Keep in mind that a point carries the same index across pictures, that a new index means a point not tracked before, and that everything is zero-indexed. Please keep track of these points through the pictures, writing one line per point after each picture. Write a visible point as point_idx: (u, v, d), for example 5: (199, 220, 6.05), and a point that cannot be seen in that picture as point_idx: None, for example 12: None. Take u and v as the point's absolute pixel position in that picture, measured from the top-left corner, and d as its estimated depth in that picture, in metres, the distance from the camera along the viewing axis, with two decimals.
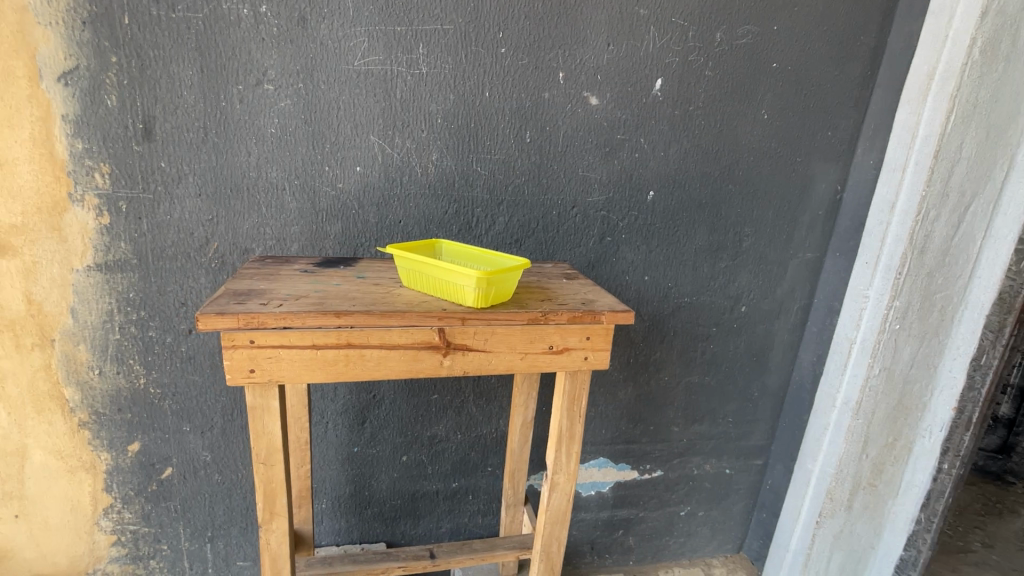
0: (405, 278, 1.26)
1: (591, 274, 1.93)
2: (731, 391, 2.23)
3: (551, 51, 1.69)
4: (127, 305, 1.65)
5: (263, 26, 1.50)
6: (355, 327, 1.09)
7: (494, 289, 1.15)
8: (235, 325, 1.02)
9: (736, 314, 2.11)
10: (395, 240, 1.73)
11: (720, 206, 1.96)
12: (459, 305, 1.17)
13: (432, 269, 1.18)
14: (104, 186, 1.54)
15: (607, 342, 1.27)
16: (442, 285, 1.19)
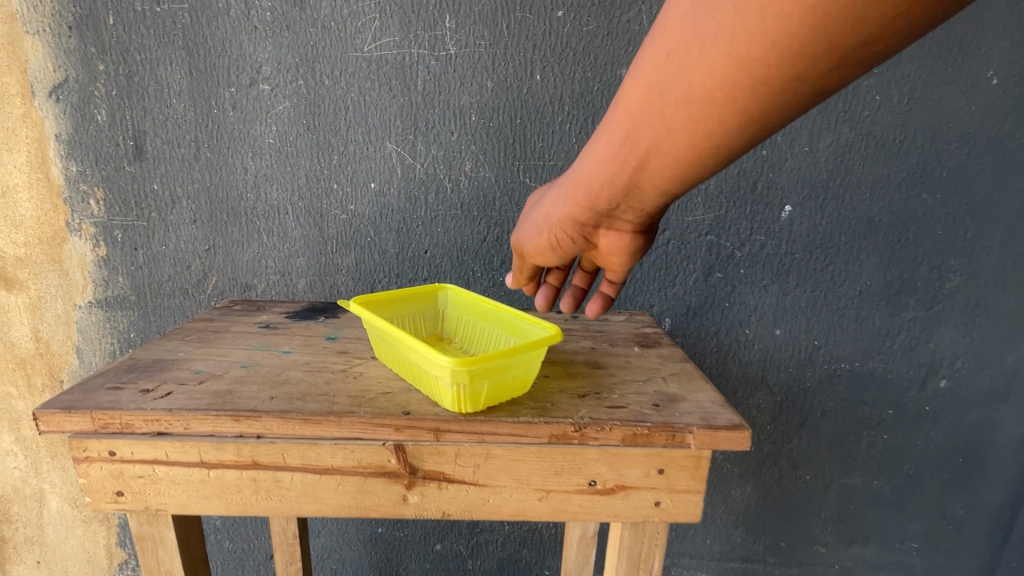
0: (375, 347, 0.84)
1: (691, 325, 1.35)
2: (916, 504, 1.47)
3: (630, 7, 1.17)
4: (129, 346, 1.45)
5: (255, 12, 1.21)
6: (265, 438, 0.68)
7: (489, 382, 0.68)
8: (88, 428, 0.67)
9: (929, 391, 1.37)
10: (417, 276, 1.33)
11: (905, 226, 1.26)
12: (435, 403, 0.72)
13: (397, 339, 0.74)
14: (99, 214, 1.34)
15: (698, 479, 0.71)
16: (411, 367, 0.74)
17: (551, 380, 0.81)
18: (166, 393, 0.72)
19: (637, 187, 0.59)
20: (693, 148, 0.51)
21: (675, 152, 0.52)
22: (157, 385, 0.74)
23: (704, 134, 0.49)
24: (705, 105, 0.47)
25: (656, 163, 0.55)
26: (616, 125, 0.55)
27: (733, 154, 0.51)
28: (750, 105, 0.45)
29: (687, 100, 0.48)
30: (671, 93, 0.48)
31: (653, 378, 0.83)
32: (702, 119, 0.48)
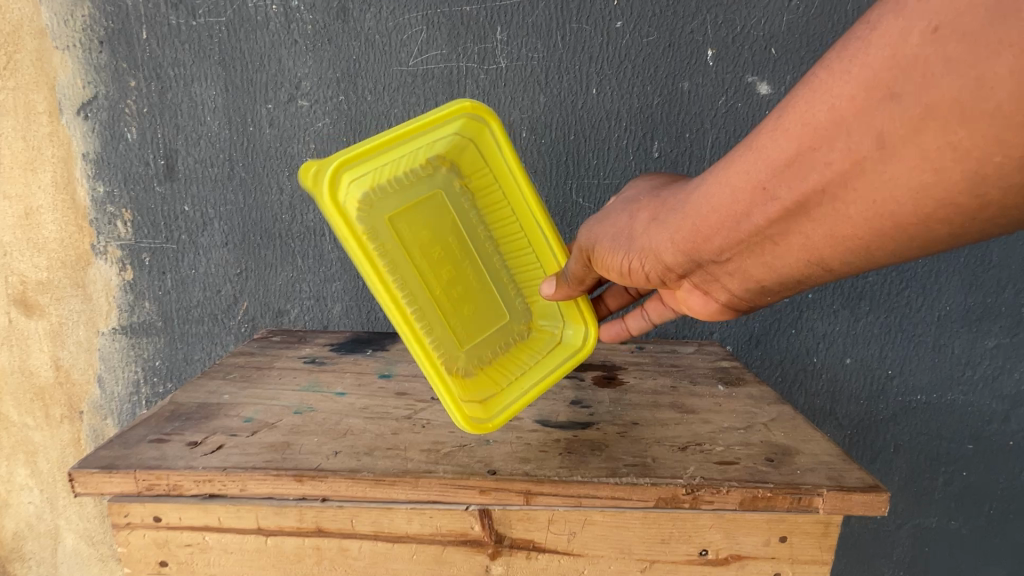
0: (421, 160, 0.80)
1: (754, 353, 1.25)
2: (995, 545, 1.36)
3: (694, 17, 1.10)
4: (154, 375, 1.36)
5: (295, 24, 1.14)
6: (331, 501, 0.61)
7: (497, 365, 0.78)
8: (131, 490, 0.61)
9: (1012, 425, 1.27)
10: None
11: (989, 248, 1.17)
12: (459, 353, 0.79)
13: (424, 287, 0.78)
14: (126, 236, 1.27)
15: (824, 545, 0.65)
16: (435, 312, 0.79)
17: (640, 428, 0.72)
18: (216, 447, 0.65)
19: (758, 244, 0.57)
20: (843, 233, 0.51)
21: (826, 223, 0.51)
22: (205, 437, 0.67)
23: (862, 217, 0.49)
24: (885, 194, 0.46)
25: (799, 225, 0.53)
26: (778, 151, 0.51)
27: (879, 229, 0.49)
28: (917, 213, 0.46)
29: (875, 186, 0.46)
30: (862, 158, 0.46)
31: (753, 425, 0.74)
32: (870, 207, 0.48)
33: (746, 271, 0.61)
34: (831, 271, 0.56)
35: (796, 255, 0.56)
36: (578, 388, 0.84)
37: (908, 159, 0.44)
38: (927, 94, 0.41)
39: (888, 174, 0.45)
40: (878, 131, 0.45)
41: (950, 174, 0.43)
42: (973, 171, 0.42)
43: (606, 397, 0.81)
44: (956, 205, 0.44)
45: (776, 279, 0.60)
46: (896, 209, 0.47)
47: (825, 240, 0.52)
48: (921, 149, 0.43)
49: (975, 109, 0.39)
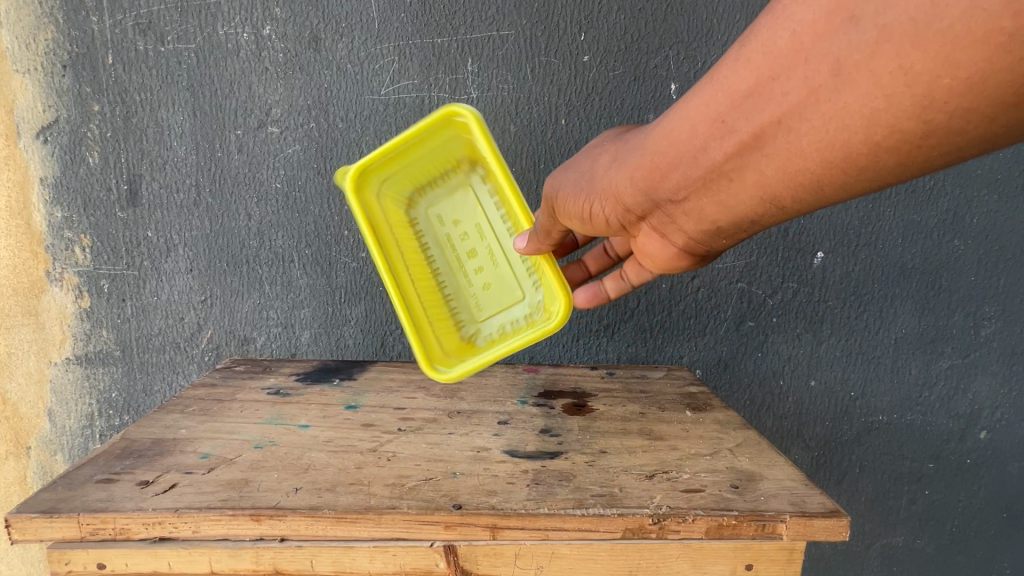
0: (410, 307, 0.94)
1: (723, 377, 1.27)
2: (960, 563, 1.39)
3: (658, 53, 1.15)
4: (109, 407, 1.30)
5: (266, 53, 1.15)
6: (289, 541, 0.60)
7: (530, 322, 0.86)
8: (75, 536, 0.59)
9: (969, 444, 1.31)
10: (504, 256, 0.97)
11: (939, 273, 1.23)
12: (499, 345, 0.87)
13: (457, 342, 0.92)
14: (84, 263, 1.23)
15: (789, 571, 0.65)
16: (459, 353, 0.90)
17: (609, 456, 0.72)
18: (169, 486, 0.63)
19: (711, 180, 0.54)
20: (796, 165, 0.48)
21: (782, 154, 0.48)
22: (157, 477, 0.65)
23: (812, 147, 0.46)
24: (834, 125, 0.44)
25: (753, 160, 0.51)
26: (736, 80, 0.48)
27: (839, 170, 0.46)
28: (868, 143, 0.43)
29: (819, 112, 0.44)
30: (817, 87, 0.43)
31: (719, 452, 0.74)
32: (815, 136, 0.45)
33: (701, 212, 0.59)
34: (788, 210, 0.53)
35: (751, 192, 0.53)
36: (548, 416, 0.83)
37: (861, 87, 0.41)
38: (885, 15, 0.39)
39: (841, 104, 0.43)
40: (834, 59, 0.42)
41: (899, 98, 0.40)
42: (921, 97, 0.39)
43: (575, 425, 0.81)
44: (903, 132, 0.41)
45: (732, 219, 0.58)
46: (843, 139, 0.44)
47: (777, 175, 0.50)
48: (871, 75, 0.40)
49: (926, 31, 0.37)
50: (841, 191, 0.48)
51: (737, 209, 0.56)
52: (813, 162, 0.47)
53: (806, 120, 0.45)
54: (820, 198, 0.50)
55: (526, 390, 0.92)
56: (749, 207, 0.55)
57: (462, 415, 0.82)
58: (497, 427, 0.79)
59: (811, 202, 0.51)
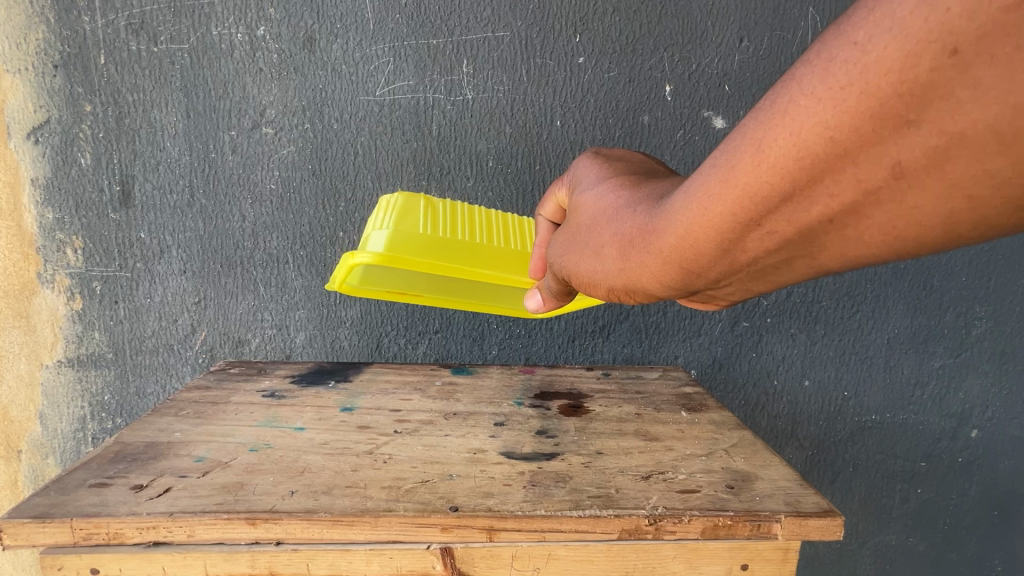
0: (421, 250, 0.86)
1: (718, 377, 1.27)
2: (952, 561, 1.40)
3: (652, 55, 1.15)
4: (101, 410, 1.29)
5: (260, 53, 1.14)
6: (285, 544, 0.60)
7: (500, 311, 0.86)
8: (68, 540, 0.59)
9: (960, 442, 1.33)
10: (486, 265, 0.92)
11: (931, 273, 1.24)
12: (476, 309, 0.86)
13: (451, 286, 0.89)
14: (77, 264, 1.21)
15: (784, 571, 0.66)
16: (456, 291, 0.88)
17: (605, 457, 0.73)
18: (164, 490, 0.63)
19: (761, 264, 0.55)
20: (859, 251, 0.49)
21: (841, 246, 0.49)
22: (151, 480, 0.65)
23: (879, 239, 0.46)
24: (901, 219, 0.44)
25: (806, 250, 0.51)
26: (769, 185, 0.47)
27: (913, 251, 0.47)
28: (947, 233, 0.44)
29: (884, 209, 0.44)
30: (875, 189, 0.43)
31: (715, 452, 0.75)
32: (883, 231, 0.45)
33: (750, 283, 0.60)
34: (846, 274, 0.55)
35: (807, 268, 0.54)
36: (544, 418, 0.83)
37: (932, 189, 0.41)
38: (953, 124, 0.38)
39: (910, 204, 0.43)
40: (893, 165, 0.41)
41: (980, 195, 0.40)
42: (1004, 195, 0.39)
43: (571, 426, 0.81)
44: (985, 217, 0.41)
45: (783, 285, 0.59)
46: (916, 233, 0.44)
47: (837, 260, 0.51)
48: (943, 176, 0.40)
49: (1007, 136, 0.36)
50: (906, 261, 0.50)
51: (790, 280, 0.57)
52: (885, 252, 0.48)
53: (869, 220, 0.45)
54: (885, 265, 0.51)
55: (522, 391, 0.92)
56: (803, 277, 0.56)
57: (458, 416, 0.82)
58: (493, 429, 0.79)
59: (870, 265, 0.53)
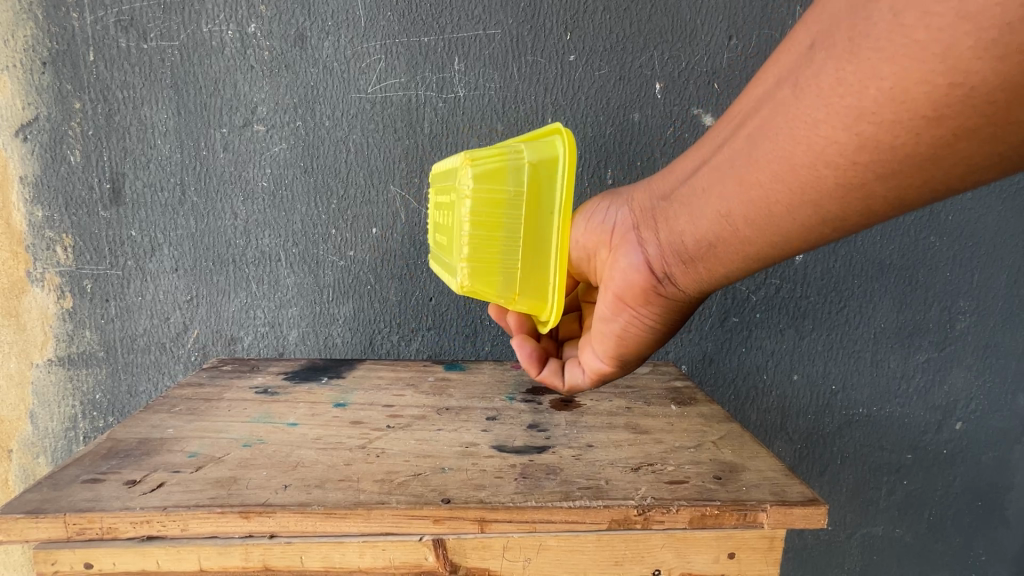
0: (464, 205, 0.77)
1: (708, 372, 1.29)
2: (938, 551, 1.43)
3: (642, 53, 1.16)
4: (93, 409, 1.28)
5: (251, 50, 1.14)
6: (279, 537, 0.61)
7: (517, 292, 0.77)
8: (61, 536, 0.59)
9: (945, 434, 1.35)
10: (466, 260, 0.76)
11: (916, 268, 1.26)
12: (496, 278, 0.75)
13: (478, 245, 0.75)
14: (67, 263, 1.21)
15: (770, 559, 0.67)
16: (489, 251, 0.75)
17: (595, 450, 0.74)
18: (157, 485, 0.63)
19: (694, 190, 0.61)
20: (755, 175, 0.54)
21: (742, 164, 0.55)
22: (144, 476, 0.65)
23: (766, 159, 0.53)
24: (788, 134, 0.51)
25: (724, 169, 0.57)
26: (740, 102, 0.57)
27: (795, 180, 0.51)
28: (812, 155, 0.49)
29: (779, 123, 0.51)
30: (778, 101, 0.51)
31: (703, 444, 0.76)
32: (772, 145, 0.52)
33: (675, 222, 0.64)
34: (740, 231, 0.58)
35: (714, 203, 0.59)
36: (535, 412, 0.84)
37: (810, 99, 0.48)
38: (828, 37, 0.47)
39: (793, 114, 0.50)
40: (792, 78, 0.50)
41: (837, 110, 0.46)
42: (853, 107, 0.45)
43: (563, 419, 0.82)
44: (840, 145, 0.47)
45: (696, 237, 0.62)
46: (795, 150, 0.50)
47: (734, 187, 0.56)
48: (818, 88, 0.47)
49: (858, 45, 0.44)
50: (786, 210, 0.54)
51: (700, 222, 0.61)
52: (768, 169, 0.53)
53: (767, 135, 0.52)
54: (769, 216, 0.55)
55: (514, 387, 0.93)
56: (711, 222, 0.60)
57: (450, 411, 0.83)
58: (485, 423, 0.80)
59: (760, 224, 0.56)
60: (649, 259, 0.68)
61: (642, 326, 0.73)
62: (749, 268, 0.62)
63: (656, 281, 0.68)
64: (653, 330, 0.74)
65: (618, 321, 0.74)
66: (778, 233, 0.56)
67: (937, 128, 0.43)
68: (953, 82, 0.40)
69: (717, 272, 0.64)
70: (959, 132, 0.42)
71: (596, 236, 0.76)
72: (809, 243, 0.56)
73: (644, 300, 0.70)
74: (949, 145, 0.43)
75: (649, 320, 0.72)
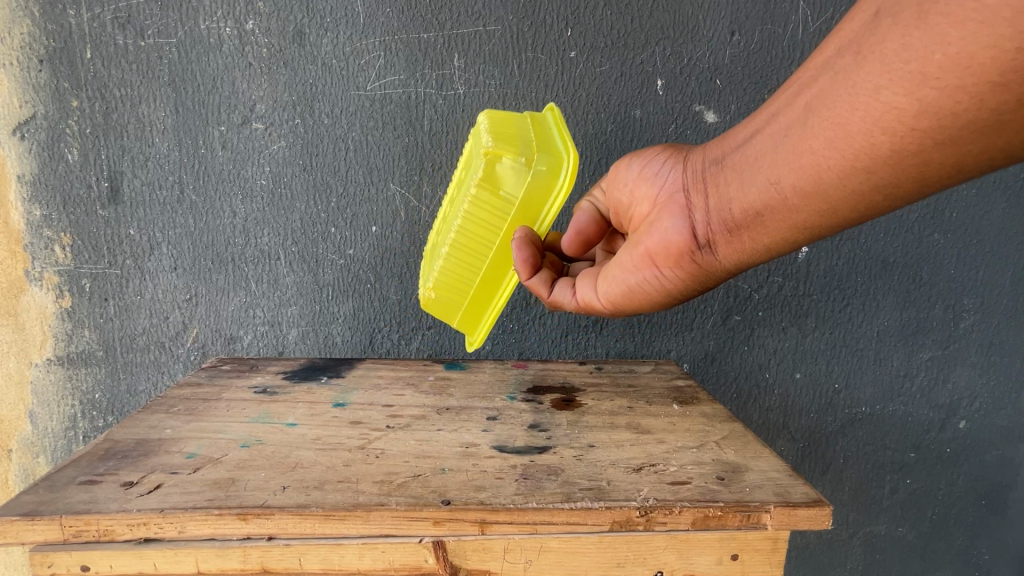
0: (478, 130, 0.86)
1: (710, 370, 1.28)
2: (941, 550, 1.42)
3: (644, 49, 1.15)
4: (92, 408, 1.28)
5: (249, 47, 1.13)
6: (277, 539, 0.60)
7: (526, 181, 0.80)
8: (58, 538, 0.59)
9: (948, 433, 1.34)
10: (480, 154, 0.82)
11: (920, 266, 1.25)
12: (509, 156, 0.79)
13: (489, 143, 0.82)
14: (65, 262, 1.20)
15: (774, 561, 0.66)
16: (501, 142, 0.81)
17: (597, 450, 0.73)
18: (155, 487, 0.63)
19: (747, 158, 0.65)
20: (810, 143, 0.59)
21: (801, 130, 0.59)
22: (142, 477, 0.65)
23: (822, 125, 0.57)
24: (846, 102, 0.55)
25: (782, 135, 0.61)
26: (800, 72, 0.62)
27: (852, 147, 0.56)
28: (870, 121, 0.54)
29: (839, 93, 0.56)
30: (841, 68, 0.56)
31: (706, 444, 0.75)
32: (828, 114, 0.57)
33: (726, 188, 0.67)
34: (790, 199, 0.62)
35: (768, 168, 0.63)
36: (536, 412, 0.84)
37: (874, 66, 0.53)
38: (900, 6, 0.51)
39: (856, 80, 0.54)
40: (857, 46, 0.55)
41: (898, 77, 0.51)
42: (917, 73, 0.50)
43: (564, 419, 0.81)
44: (899, 111, 0.52)
45: (744, 203, 0.65)
46: (849, 118, 0.55)
47: (790, 151, 0.60)
48: (883, 56, 0.52)
49: (931, 12, 0.49)
50: (838, 176, 0.58)
51: (750, 190, 0.64)
52: (822, 136, 0.57)
53: (826, 102, 0.57)
54: (820, 184, 0.59)
55: (514, 386, 0.92)
56: (761, 191, 0.64)
57: (451, 411, 0.83)
58: (486, 423, 0.79)
59: (809, 190, 0.60)
60: (693, 226, 0.70)
61: (661, 288, 0.76)
62: (785, 241, 0.66)
63: (695, 249, 0.71)
64: (669, 294, 0.77)
65: (641, 279, 0.76)
66: (824, 201, 0.61)
67: (1003, 93, 0.47)
68: (1020, 47, 0.44)
69: (757, 242, 0.67)
70: (1020, 99, 0.47)
71: (645, 195, 0.78)
72: (853, 211, 0.61)
73: (676, 263, 0.73)
74: (1011, 111, 0.48)
75: (672, 285, 0.75)
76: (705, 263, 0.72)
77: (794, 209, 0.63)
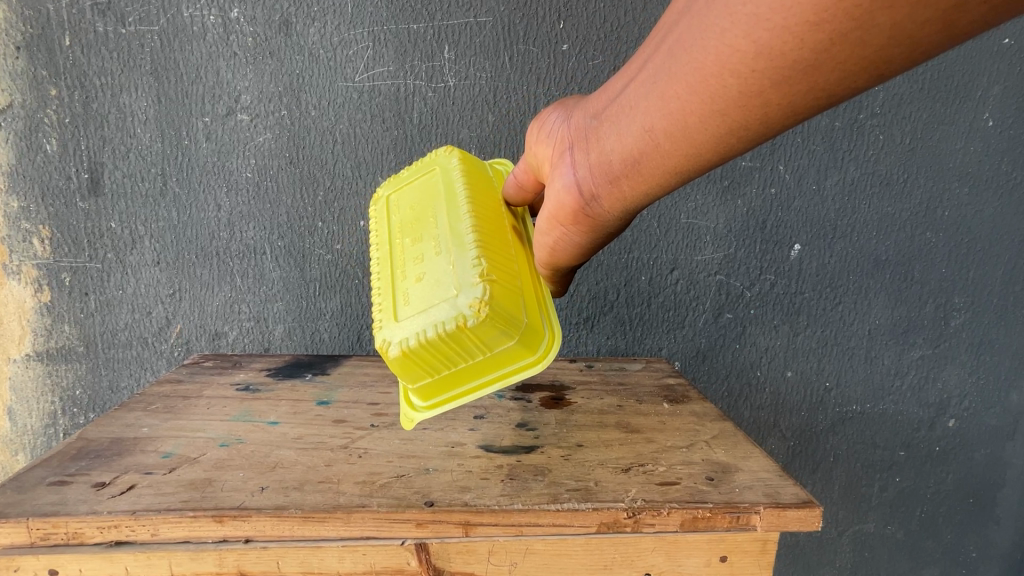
0: (404, 230, 0.76)
1: (701, 369, 1.28)
2: (929, 547, 1.43)
3: (636, 42, 1.14)
4: (74, 405, 1.25)
5: (234, 36, 1.10)
6: (254, 542, 0.59)
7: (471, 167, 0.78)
8: (24, 541, 0.57)
9: (938, 432, 1.34)
10: (450, 196, 0.73)
11: (912, 265, 1.25)
12: (456, 164, 0.76)
13: (431, 195, 0.76)
14: (44, 255, 1.17)
15: (763, 563, 0.65)
16: (436, 179, 0.77)
17: (585, 450, 0.72)
18: (127, 488, 0.61)
19: (623, 104, 0.57)
20: (672, 88, 0.52)
21: (663, 77, 0.52)
22: (115, 477, 0.63)
23: (681, 71, 0.50)
24: (700, 46, 0.48)
25: (649, 80, 0.54)
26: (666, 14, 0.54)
27: (712, 93, 0.49)
28: (720, 66, 0.47)
29: (694, 36, 0.49)
30: (693, 10, 0.49)
31: (695, 444, 0.74)
32: (686, 58, 0.50)
33: (606, 139, 0.59)
34: (663, 146, 0.55)
35: (638, 117, 0.55)
36: (525, 410, 0.82)
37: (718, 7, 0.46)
38: None
39: (706, 23, 0.47)
40: None
41: (739, 18, 0.45)
42: (754, 14, 0.44)
43: (552, 418, 0.80)
44: (741, 54, 0.46)
45: (623, 152, 0.58)
46: (704, 59, 0.48)
47: (657, 98, 0.53)
48: None
49: None
50: (700, 121, 0.51)
51: (628, 140, 0.57)
52: (682, 83, 0.51)
53: (681, 44, 0.50)
54: (686, 130, 0.52)
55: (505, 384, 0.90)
56: (636, 138, 0.56)
57: None
58: (473, 422, 0.78)
59: (678, 136, 0.53)
60: (578, 178, 0.62)
61: (570, 248, 0.68)
62: (668, 187, 0.59)
63: (586, 203, 0.63)
64: (581, 254, 0.70)
65: (553, 240, 0.69)
66: (694, 148, 0.54)
67: (818, 33, 0.42)
68: None
69: (639, 193, 0.60)
70: (834, 37, 0.42)
71: (539, 154, 0.69)
72: (716, 157, 0.54)
73: (574, 221, 0.65)
74: (826, 51, 0.43)
75: (583, 244, 0.67)
76: (600, 217, 0.64)
77: (670, 157, 0.55)
